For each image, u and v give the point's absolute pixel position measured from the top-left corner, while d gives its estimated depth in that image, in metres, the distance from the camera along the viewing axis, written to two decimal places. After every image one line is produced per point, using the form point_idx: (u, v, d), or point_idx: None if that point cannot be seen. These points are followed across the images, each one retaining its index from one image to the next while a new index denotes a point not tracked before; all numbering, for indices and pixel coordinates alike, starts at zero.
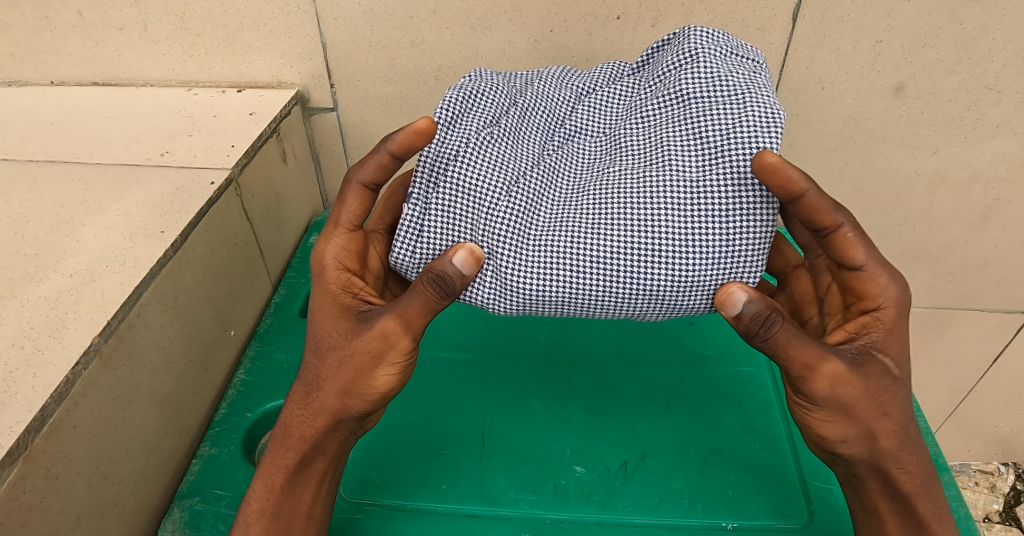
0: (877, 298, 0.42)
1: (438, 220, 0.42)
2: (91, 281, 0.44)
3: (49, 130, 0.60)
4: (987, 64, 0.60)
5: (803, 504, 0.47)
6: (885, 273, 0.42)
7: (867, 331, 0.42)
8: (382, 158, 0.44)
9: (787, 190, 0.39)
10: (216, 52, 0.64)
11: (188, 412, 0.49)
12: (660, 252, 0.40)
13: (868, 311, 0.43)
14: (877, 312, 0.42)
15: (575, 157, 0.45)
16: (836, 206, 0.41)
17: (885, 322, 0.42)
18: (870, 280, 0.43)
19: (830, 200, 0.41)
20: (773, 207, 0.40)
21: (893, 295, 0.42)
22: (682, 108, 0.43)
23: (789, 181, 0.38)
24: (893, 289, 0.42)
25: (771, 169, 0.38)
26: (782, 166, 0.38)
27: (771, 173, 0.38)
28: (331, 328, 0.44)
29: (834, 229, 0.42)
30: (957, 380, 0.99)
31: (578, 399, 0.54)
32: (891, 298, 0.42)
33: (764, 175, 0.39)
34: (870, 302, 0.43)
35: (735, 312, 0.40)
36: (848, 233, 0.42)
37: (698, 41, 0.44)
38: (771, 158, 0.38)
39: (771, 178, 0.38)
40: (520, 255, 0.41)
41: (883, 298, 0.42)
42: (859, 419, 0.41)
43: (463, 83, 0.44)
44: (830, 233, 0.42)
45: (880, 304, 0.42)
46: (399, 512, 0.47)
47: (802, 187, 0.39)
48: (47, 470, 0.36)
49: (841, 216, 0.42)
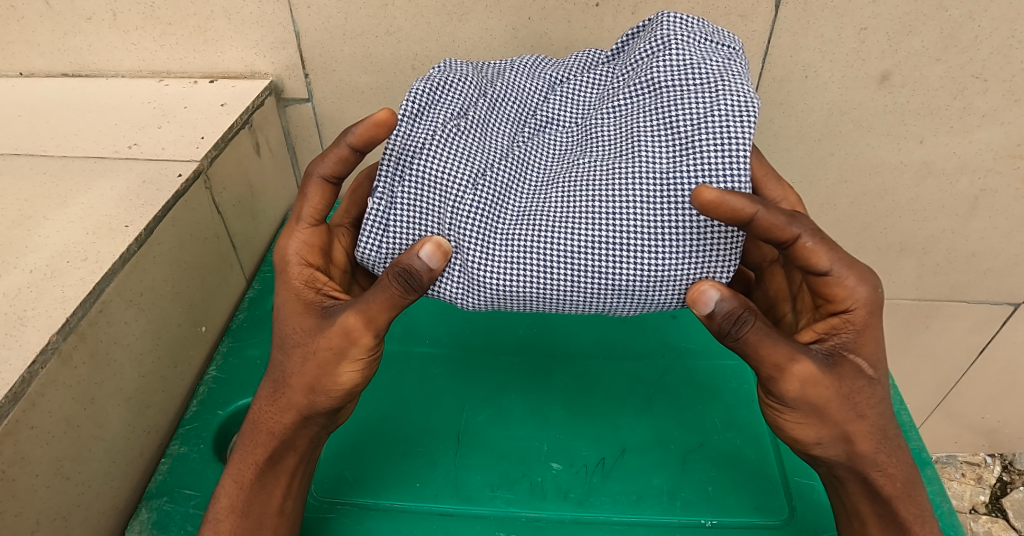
0: (845, 301, 0.40)
1: (402, 214, 0.40)
2: (51, 277, 0.43)
3: (16, 123, 0.58)
4: (973, 51, 0.59)
5: (783, 500, 0.47)
6: (851, 275, 0.39)
7: (837, 332, 0.41)
8: (343, 152, 0.43)
9: (734, 218, 0.37)
10: (188, 42, 0.63)
11: (157, 410, 0.48)
12: (629, 246, 0.39)
13: (837, 312, 0.41)
14: (847, 313, 0.40)
15: (545, 149, 0.44)
16: (792, 218, 0.38)
17: (855, 323, 0.40)
18: (838, 284, 0.40)
19: (783, 212, 0.38)
20: (737, 245, 0.40)
21: (862, 296, 0.40)
22: (654, 98, 0.41)
23: (734, 210, 0.36)
24: (862, 290, 0.40)
25: (710, 205, 0.36)
26: (722, 200, 0.36)
27: (713, 208, 0.36)
28: (295, 324, 0.43)
29: (793, 241, 0.38)
30: (944, 372, 0.98)
31: (556, 394, 0.53)
32: (861, 299, 0.40)
33: (706, 211, 0.37)
34: (838, 304, 0.40)
35: (707, 310, 0.39)
36: (807, 243, 0.38)
37: (670, 27, 0.43)
38: (710, 193, 0.36)
39: (715, 212, 0.37)
40: (486, 251, 0.40)
41: (852, 300, 0.40)
42: (832, 421, 0.40)
43: (431, 75, 0.42)
44: (790, 247, 0.39)
45: (849, 306, 0.40)
46: (372, 511, 0.46)
47: (751, 211, 0.36)
48: (3, 473, 0.35)
49: (797, 227, 0.38)
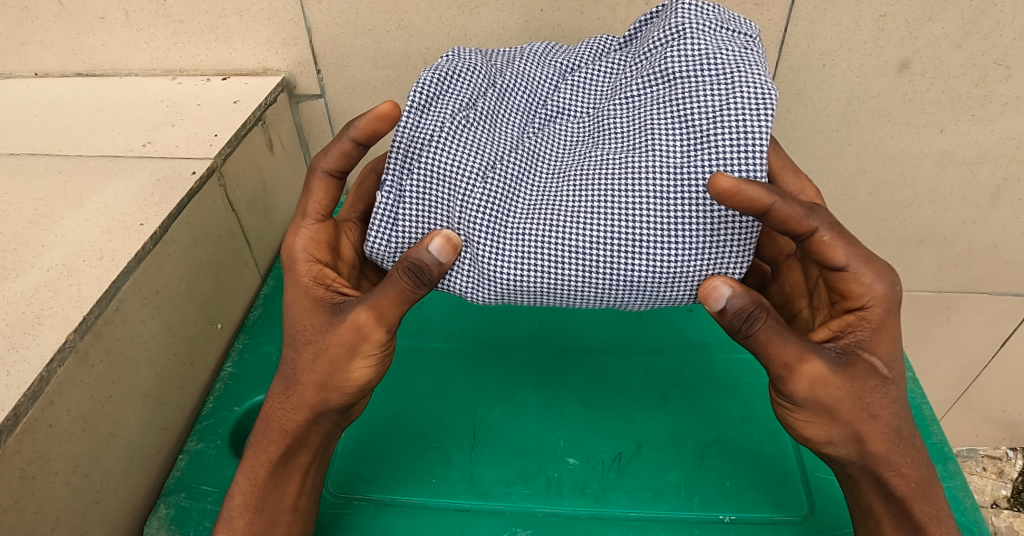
0: (862, 298, 0.39)
1: (411, 204, 0.40)
2: (67, 276, 0.43)
3: (33, 123, 0.59)
4: (995, 38, 0.58)
5: (802, 496, 0.46)
6: (869, 271, 0.39)
7: (852, 330, 0.40)
8: (346, 145, 0.43)
9: (751, 207, 0.36)
10: (200, 40, 0.63)
11: (174, 408, 0.49)
12: (640, 242, 0.39)
13: (853, 309, 0.40)
14: (863, 311, 0.40)
15: (556, 139, 0.43)
16: (810, 210, 0.37)
17: (870, 321, 0.39)
18: (854, 280, 0.39)
19: (802, 205, 0.37)
20: (752, 240, 0.39)
21: (880, 292, 0.39)
22: (669, 89, 0.41)
23: (750, 200, 0.36)
24: (879, 286, 0.39)
25: (725, 194, 0.36)
26: (738, 190, 0.36)
27: (728, 198, 0.36)
28: (305, 322, 0.43)
29: (810, 234, 0.38)
30: (966, 364, 0.97)
31: (570, 389, 0.53)
32: (878, 296, 0.39)
33: (721, 200, 0.36)
34: (855, 301, 0.40)
35: (719, 306, 0.39)
36: (825, 237, 0.38)
37: (685, 15, 0.42)
38: (725, 182, 0.36)
39: (730, 201, 0.36)
40: (497, 244, 0.39)
41: (869, 296, 0.39)
42: (843, 420, 0.40)
43: (439, 64, 0.42)
44: (807, 239, 0.38)
45: (865, 303, 0.39)
46: (388, 507, 0.46)
47: (769, 201, 0.36)
48: (22, 470, 0.35)
49: (814, 220, 0.37)
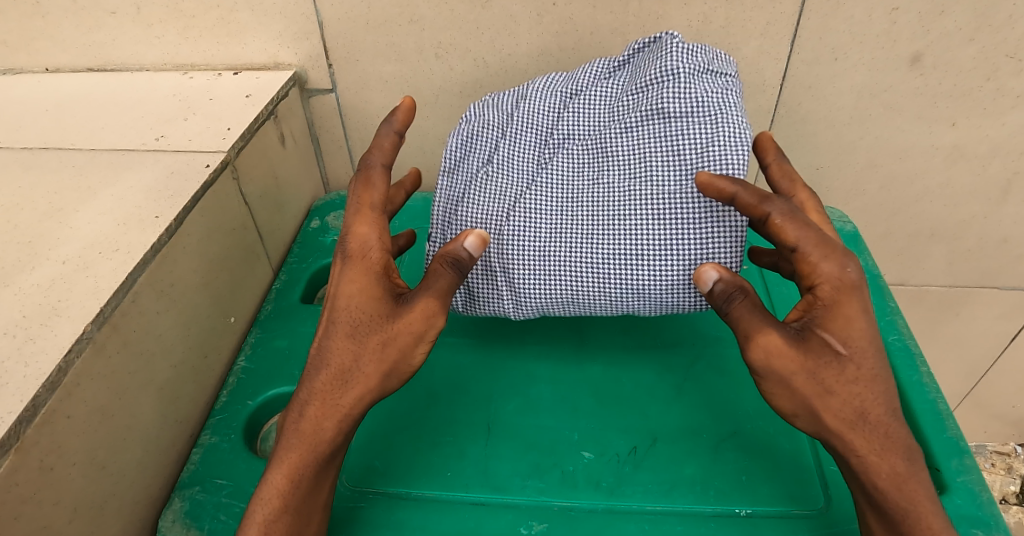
0: (813, 277, 0.40)
1: (468, 221, 0.47)
2: (83, 269, 0.43)
3: (45, 117, 0.59)
4: (1007, 31, 0.57)
5: (819, 490, 0.46)
6: (821, 251, 0.40)
7: (811, 309, 0.41)
8: (392, 140, 0.47)
9: (720, 198, 0.42)
10: (211, 34, 0.63)
11: (187, 401, 0.49)
12: (640, 255, 0.45)
13: (809, 290, 0.41)
14: (816, 291, 0.40)
15: (564, 165, 0.48)
16: (764, 196, 0.41)
17: (823, 299, 0.40)
18: (804, 260, 0.40)
19: (757, 191, 0.41)
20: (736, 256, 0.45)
21: (833, 273, 0.39)
22: (661, 121, 0.46)
23: (719, 192, 0.42)
24: (832, 267, 0.39)
25: (703, 185, 0.42)
26: (712, 182, 0.42)
27: (704, 188, 0.42)
28: (368, 309, 0.43)
29: (762, 217, 0.41)
30: (975, 360, 0.96)
31: (584, 383, 0.52)
32: (833, 276, 0.39)
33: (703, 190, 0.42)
34: (809, 282, 0.41)
35: (705, 288, 0.42)
36: (778, 219, 0.40)
37: (673, 52, 0.47)
38: (703, 175, 0.42)
39: (707, 192, 0.42)
40: (529, 272, 0.47)
41: (818, 274, 0.40)
42: (799, 394, 0.40)
43: (460, 128, 0.50)
44: (762, 221, 0.41)
45: (819, 282, 0.40)
46: (403, 501, 0.45)
47: (730, 190, 0.41)
48: (40, 462, 0.35)
49: (768, 205, 0.41)
